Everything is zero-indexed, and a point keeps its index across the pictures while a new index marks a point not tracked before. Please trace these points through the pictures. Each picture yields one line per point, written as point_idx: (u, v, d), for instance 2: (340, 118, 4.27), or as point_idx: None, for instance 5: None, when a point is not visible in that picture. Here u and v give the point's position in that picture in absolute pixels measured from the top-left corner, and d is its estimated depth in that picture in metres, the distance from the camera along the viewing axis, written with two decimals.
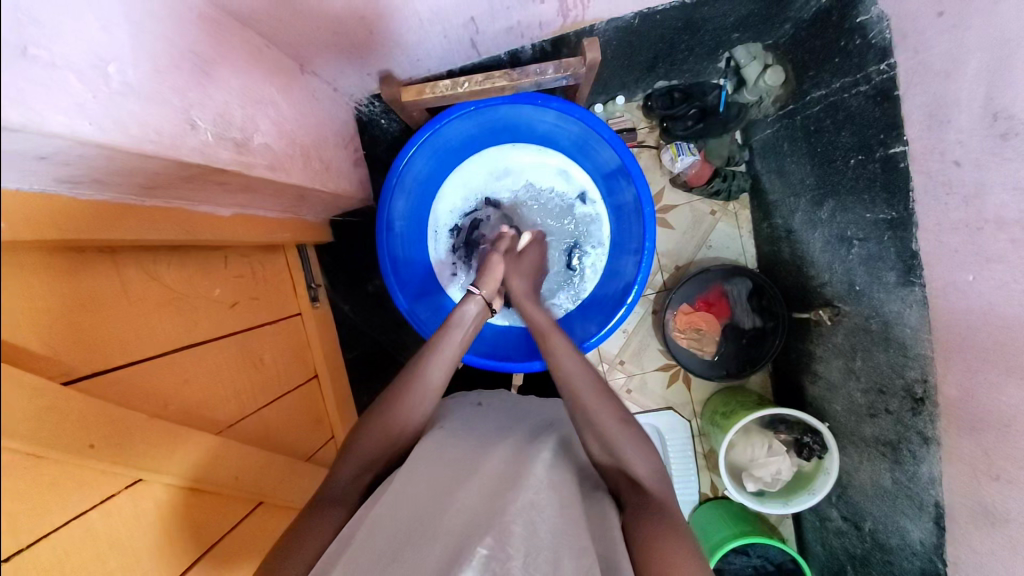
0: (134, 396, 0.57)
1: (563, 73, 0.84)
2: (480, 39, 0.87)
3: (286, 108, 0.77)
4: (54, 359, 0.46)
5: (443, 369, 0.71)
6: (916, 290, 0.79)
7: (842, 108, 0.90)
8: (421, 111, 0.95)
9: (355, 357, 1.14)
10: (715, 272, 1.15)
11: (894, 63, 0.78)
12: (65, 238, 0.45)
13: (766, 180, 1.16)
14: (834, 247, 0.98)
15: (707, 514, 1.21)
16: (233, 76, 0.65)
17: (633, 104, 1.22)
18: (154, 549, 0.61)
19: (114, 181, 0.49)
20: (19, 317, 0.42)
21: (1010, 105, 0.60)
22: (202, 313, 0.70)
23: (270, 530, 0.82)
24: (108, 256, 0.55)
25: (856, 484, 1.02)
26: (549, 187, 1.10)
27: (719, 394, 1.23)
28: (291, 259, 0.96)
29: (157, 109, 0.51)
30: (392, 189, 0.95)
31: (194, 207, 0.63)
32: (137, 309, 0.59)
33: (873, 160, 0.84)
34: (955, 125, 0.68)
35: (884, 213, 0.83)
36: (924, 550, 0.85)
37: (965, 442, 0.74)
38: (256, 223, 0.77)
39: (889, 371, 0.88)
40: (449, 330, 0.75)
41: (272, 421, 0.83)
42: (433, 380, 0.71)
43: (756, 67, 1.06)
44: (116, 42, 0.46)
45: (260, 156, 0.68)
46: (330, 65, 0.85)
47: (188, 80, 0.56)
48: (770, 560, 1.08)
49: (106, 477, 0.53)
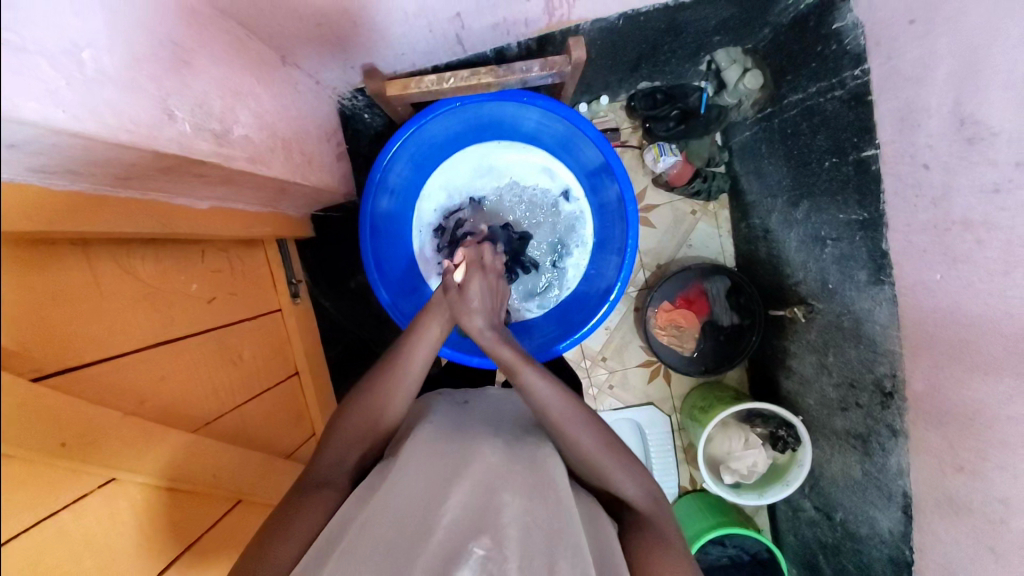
0: (111, 393, 0.56)
1: (548, 72, 0.85)
2: (466, 34, 0.86)
3: (266, 101, 0.75)
4: (26, 356, 0.45)
5: (427, 349, 0.70)
6: (885, 288, 0.82)
7: (818, 111, 0.92)
8: (405, 106, 0.94)
9: (337, 354, 1.13)
10: (694, 269, 1.18)
11: (867, 68, 0.80)
12: (39, 230, 0.43)
13: (744, 181, 1.19)
14: (808, 246, 1.01)
15: (685, 506, 1.23)
16: (212, 65, 0.63)
17: (616, 104, 1.23)
18: (130, 550, 0.60)
19: (88, 171, 0.47)
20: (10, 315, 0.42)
21: (977, 111, 0.63)
22: (179, 308, 0.68)
23: (248, 528, 0.80)
24: (80, 249, 0.53)
25: (828, 475, 1.05)
26: (533, 184, 1.10)
27: (698, 390, 1.26)
28: (271, 254, 0.94)
29: (134, 98, 0.49)
30: (376, 186, 0.94)
31: (171, 200, 0.61)
32: (111, 305, 0.57)
33: (846, 163, 0.87)
34: (925, 130, 0.71)
35: (856, 214, 0.86)
36: (892, 538, 0.89)
37: (933, 435, 0.77)
38: (234, 216, 0.76)
39: (859, 366, 0.91)
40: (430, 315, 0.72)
41: (252, 418, 0.82)
42: (418, 360, 0.70)
43: (735, 70, 1.08)
44: (91, 27, 0.45)
45: (240, 149, 0.66)
46: (312, 57, 0.83)
47: (166, 69, 0.54)
48: (745, 550, 1.11)
49: (79, 476, 0.52)
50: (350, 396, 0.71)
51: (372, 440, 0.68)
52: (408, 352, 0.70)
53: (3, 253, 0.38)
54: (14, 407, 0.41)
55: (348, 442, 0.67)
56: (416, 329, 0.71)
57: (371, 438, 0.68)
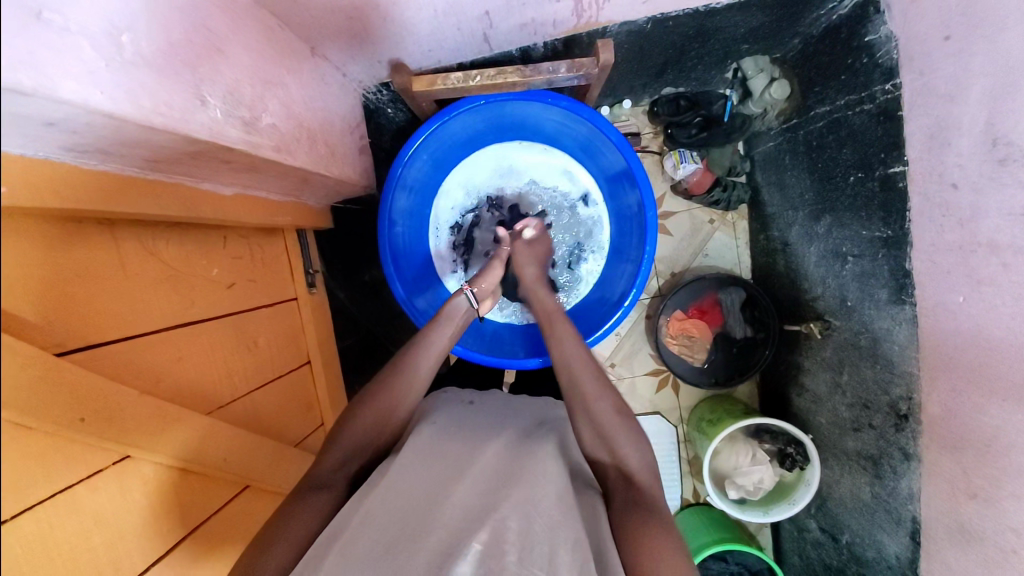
0: (127, 371, 0.57)
1: (575, 73, 0.84)
2: (493, 33, 0.86)
3: (294, 90, 0.76)
4: (46, 329, 0.45)
5: (433, 355, 0.73)
6: (906, 308, 0.81)
7: (845, 125, 0.91)
8: (429, 102, 0.95)
9: (348, 346, 1.13)
10: (709, 280, 1.16)
11: (899, 84, 0.79)
12: (67, 207, 0.44)
13: (765, 193, 1.18)
14: (828, 262, 1.00)
15: (689, 519, 1.22)
16: (244, 52, 0.64)
17: (639, 109, 1.23)
18: (139, 528, 0.60)
19: (119, 152, 0.48)
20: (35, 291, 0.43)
21: (1011, 131, 0.61)
22: (199, 292, 0.69)
23: (254, 513, 0.81)
24: (106, 228, 0.54)
25: (836, 497, 1.03)
26: (551, 187, 1.10)
27: (707, 401, 1.25)
28: (289, 243, 0.95)
29: (168, 83, 0.50)
30: (395, 181, 0.95)
31: (197, 185, 0.63)
32: (134, 285, 0.58)
33: (872, 178, 0.86)
34: (955, 148, 0.69)
35: (880, 231, 0.85)
36: (899, 563, 0.87)
37: (947, 460, 0.75)
38: (257, 204, 0.77)
39: (875, 387, 0.90)
40: (445, 315, 0.77)
41: (264, 406, 0.82)
42: (423, 366, 0.72)
43: (762, 79, 1.07)
44: (130, 11, 0.46)
45: (267, 137, 0.67)
46: (340, 50, 0.84)
47: (200, 55, 0.55)
48: (747, 567, 1.10)
49: (93, 452, 0.53)
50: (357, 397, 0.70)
51: (381, 430, 0.68)
52: (415, 355, 0.72)
53: (34, 227, 0.39)
54: (37, 379, 0.42)
55: (358, 433, 0.67)
56: (422, 334, 0.75)
57: (379, 428, 0.68)
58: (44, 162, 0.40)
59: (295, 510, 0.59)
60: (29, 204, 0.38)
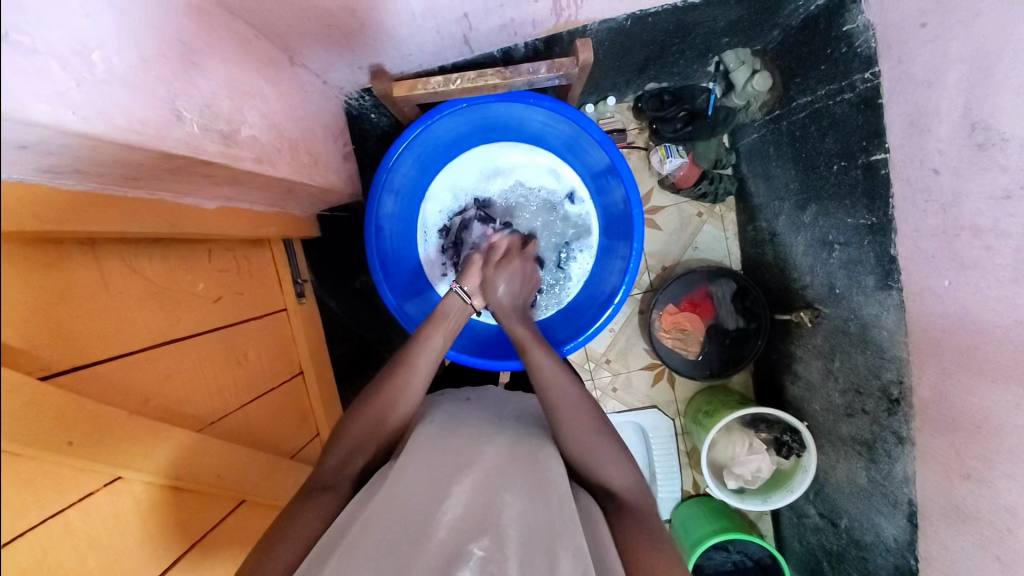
0: (115, 393, 0.56)
1: (556, 73, 0.84)
2: (473, 35, 0.86)
3: (273, 100, 0.75)
4: (32, 354, 0.45)
5: (432, 357, 0.72)
6: (893, 294, 0.82)
7: (827, 115, 0.91)
8: (411, 107, 0.94)
9: (341, 353, 1.13)
10: (699, 273, 1.17)
11: (878, 72, 0.80)
12: (45, 231, 0.43)
13: (751, 184, 1.18)
14: (816, 251, 1.01)
15: (688, 511, 1.23)
16: (220, 64, 0.63)
17: (623, 105, 1.23)
18: (133, 548, 0.60)
19: (96, 171, 0.48)
20: (19, 315, 0.42)
21: (988, 116, 0.62)
22: (185, 307, 0.68)
23: (252, 527, 0.80)
24: (87, 248, 0.53)
25: (833, 482, 1.04)
26: (538, 186, 1.10)
27: (702, 393, 1.25)
28: (276, 253, 0.94)
29: (143, 99, 0.49)
30: (381, 186, 0.94)
31: (179, 200, 0.62)
32: (118, 303, 0.57)
33: (855, 166, 0.86)
34: (935, 134, 0.70)
35: (865, 219, 0.86)
36: (897, 546, 0.88)
37: (939, 442, 0.76)
38: (241, 216, 0.76)
39: (866, 372, 0.90)
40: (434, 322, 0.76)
41: (256, 419, 0.82)
42: (421, 368, 0.71)
43: (744, 72, 1.08)
44: (101, 29, 0.45)
45: (247, 149, 0.67)
46: (319, 57, 0.83)
47: (175, 69, 0.55)
48: (748, 555, 1.11)
49: (84, 475, 0.52)
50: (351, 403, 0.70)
51: (376, 437, 0.68)
52: (412, 357, 0.71)
53: (12, 253, 0.39)
54: (23, 405, 0.41)
55: (353, 443, 0.67)
56: (420, 335, 0.74)
57: (374, 436, 0.68)
58: (17, 185, 0.40)
59: (294, 521, 0.58)
60: (11, 229, 0.38)
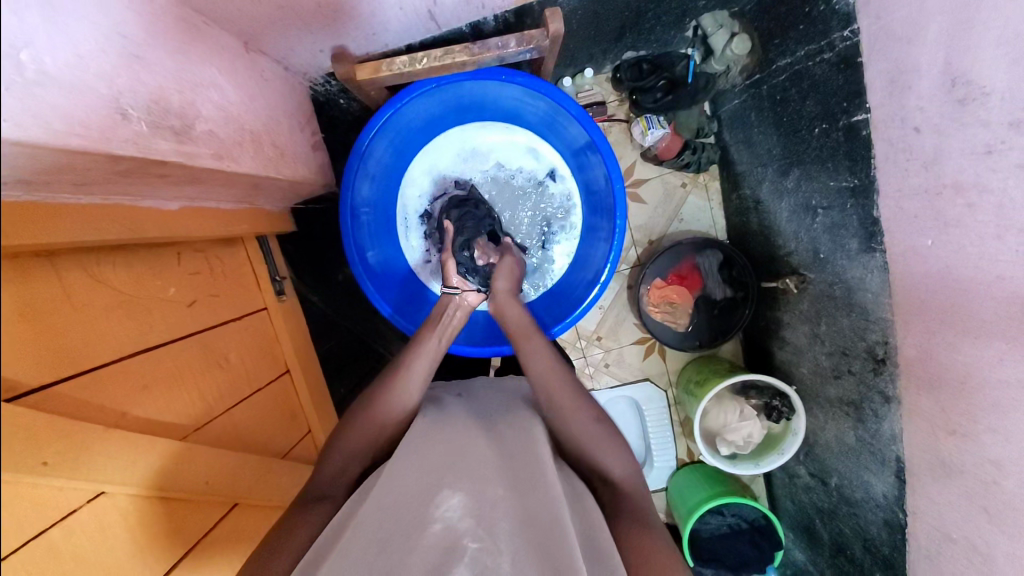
0: (87, 409, 0.54)
1: (526, 46, 0.81)
2: (438, 10, 0.82)
3: (229, 90, 0.72)
4: (6, 374, 0.43)
5: (427, 360, 0.72)
6: (877, 256, 0.81)
7: (807, 76, 0.89)
8: (379, 90, 0.91)
9: (328, 349, 1.12)
10: (686, 245, 1.16)
11: (857, 29, 0.78)
12: (6, 245, 0.41)
13: (733, 151, 1.16)
14: (800, 216, 1.00)
15: (683, 478, 1.25)
16: (168, 56, 0.60)
17: (601, 77, 1.20)
18: (123, 563, 0.59)
19: (42, 179, 0.45)
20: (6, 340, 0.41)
21: (969, 71, 0.60)
22: (157, 314, 0.66)
23: (250, 530, 0.80)
24: (45, 261, 0.50)
25: (822, 442, 1.06)
26: (517, 167, 1.08)
27: (693, 363, 1.26)
28: (251, 250, 0.92)
29: (84, 100, 0.46)
30: (355, 174, 0.91)
31: (139, 203, 0.60)
32: (87, 315, 0.55)
33: (836, 129, 0.85)
34: (915, 92, 0.69)
35: (847, 181, 0.85)
36: (887, 501, 0.90)
37: (925, 400, 0.77)
38: (208, 216, 0.73)
39: (852, 334, 0.91)
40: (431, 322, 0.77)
41: (242, 421, 0.80)
42: (419, 370, 0.71)
43: (722, 35, 1.04)
44: (29, 25, 0.42)
45: (205, 145, 0.64)
46: (277, 41, 0.79)
47: (117, 63, 0.51)
48: (743, 517, 1.14)
49: (67, 492, 0.51)
50: (348, 410, 0.71)
51: (364, 434, 0.67)
52: (410, 361, 0.71)
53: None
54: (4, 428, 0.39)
55: (345, 442, 0.67)
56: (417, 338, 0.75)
57: (363, 435, 0.67)
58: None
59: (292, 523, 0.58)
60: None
